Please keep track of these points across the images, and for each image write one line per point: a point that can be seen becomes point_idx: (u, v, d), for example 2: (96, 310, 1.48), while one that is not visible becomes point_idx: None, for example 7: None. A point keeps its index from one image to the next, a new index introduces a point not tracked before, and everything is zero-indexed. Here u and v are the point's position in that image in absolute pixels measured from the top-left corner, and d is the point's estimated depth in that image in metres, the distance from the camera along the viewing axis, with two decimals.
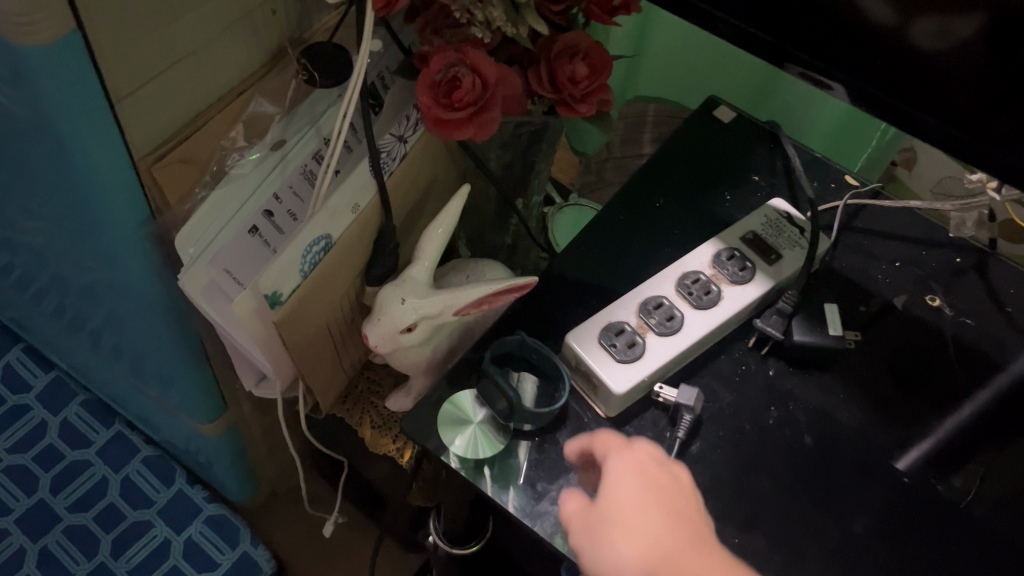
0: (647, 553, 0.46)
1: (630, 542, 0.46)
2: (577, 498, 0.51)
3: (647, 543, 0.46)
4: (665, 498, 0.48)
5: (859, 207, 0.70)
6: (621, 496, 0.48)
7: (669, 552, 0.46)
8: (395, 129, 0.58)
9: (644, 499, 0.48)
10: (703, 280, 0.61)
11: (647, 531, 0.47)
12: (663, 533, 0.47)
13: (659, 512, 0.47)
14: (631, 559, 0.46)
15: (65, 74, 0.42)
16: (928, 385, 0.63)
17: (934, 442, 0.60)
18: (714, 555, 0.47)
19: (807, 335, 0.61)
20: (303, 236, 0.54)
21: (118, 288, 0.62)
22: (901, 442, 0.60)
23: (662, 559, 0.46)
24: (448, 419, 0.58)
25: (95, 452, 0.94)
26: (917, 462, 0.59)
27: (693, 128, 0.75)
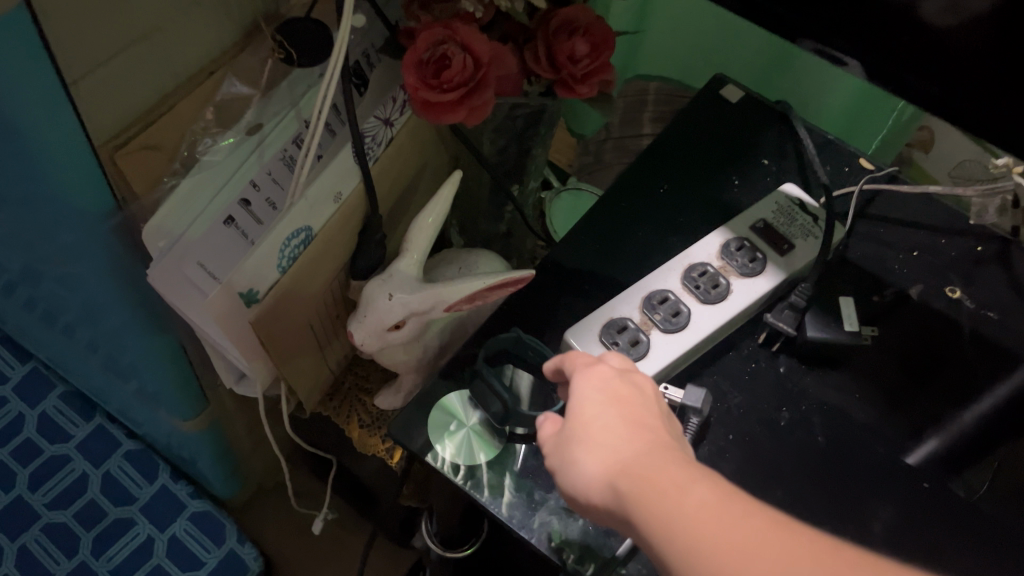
0: (615, 468, 0.37)
1: (594, 455, 0.38)
2: (552, 419, 0.44)
3: (613, 454, 0.38)
4: (635, 408, 0.40)
5: (874, 192, 0.67)
6: (584, 408, 0.41)
7: (639, 465, 0.36)
8: (379, 111, 0.54)
9: (607, 412, 0.40)
10: (711, 272, 0.58)
11: (614, 442, 0.38)
12: (634, 448, 0.38)
13: (623, 413, 0.40)
14: (598, 475, 0.38)
15: (11, 52, 0.38)
16: (943, 381, 0.59)
17: (945, 437, 0.57)
18: (710, 487, 0.34)
19: (821, 331, 0.57)
20: (281, 228, 0.50)
21: (85, 283, 0.58)
22: (913, 438, 0.56)
23: (641, 495, 0.35)
24: (438, 421, 0.55)
25: (74, 446, 0.90)
26: (928, 460, 0.56)
27: (699, 108, 0.71)
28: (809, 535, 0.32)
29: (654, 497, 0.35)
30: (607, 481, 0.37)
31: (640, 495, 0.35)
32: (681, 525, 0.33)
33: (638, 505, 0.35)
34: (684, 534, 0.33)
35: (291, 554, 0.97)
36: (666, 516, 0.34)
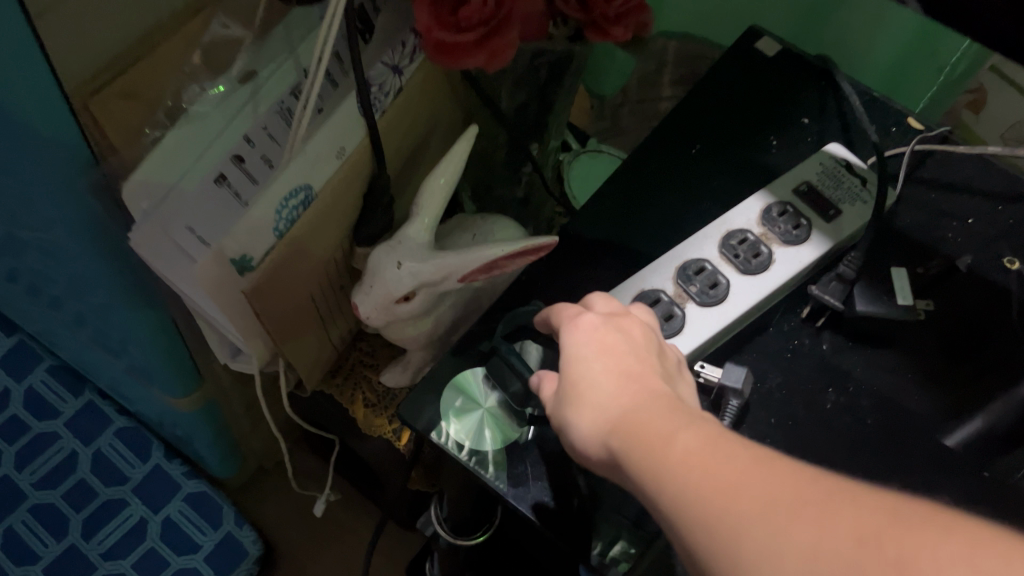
0: (605, 422, 0.35)
1: (585, 411, 0.36)
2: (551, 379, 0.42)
3: (603, 410, 0.35)
4: (627, 358, 0.38)
5: (926, 153, 0.61)
6: (573, 363, 0.38)
7: (628, 416, 0.34)
8: (387, 57, 0.48)
9: (594, 363, 0.38)
10: (751, 239, 0.52)
11: (604, 396, 0.36)
12: (624, 401, 0.35)
13: (613, 366, 0.37)
14: (590, 432, 0.35)
15: None
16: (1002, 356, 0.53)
17: (991, 416, 0.50)
18: (698, 432, 0.31)
19: (871, 305, 0.52)
20: (277, 188, 0.45)
21: (64, 251, 0.53)
22: (953, 418, 0.51)
23: (628, 447, 0.33)
24: (449, 402, 0.51)
25: (63, 424, 0.86)
26: (976, 436, 0.50)
27: (732, 62, 0.65)
28: (801, 469, 0.28)
29: (642, 446, 0.32)
30: (600, 437, 0.35)
31: (628, 447, 0.33)
32: (667, 473, 0.30)
33: (628, 457, 0.32)
34: (669, 481, 0.30)
35: (291, 536, 0.93)
36: (652, 465, 0.31)
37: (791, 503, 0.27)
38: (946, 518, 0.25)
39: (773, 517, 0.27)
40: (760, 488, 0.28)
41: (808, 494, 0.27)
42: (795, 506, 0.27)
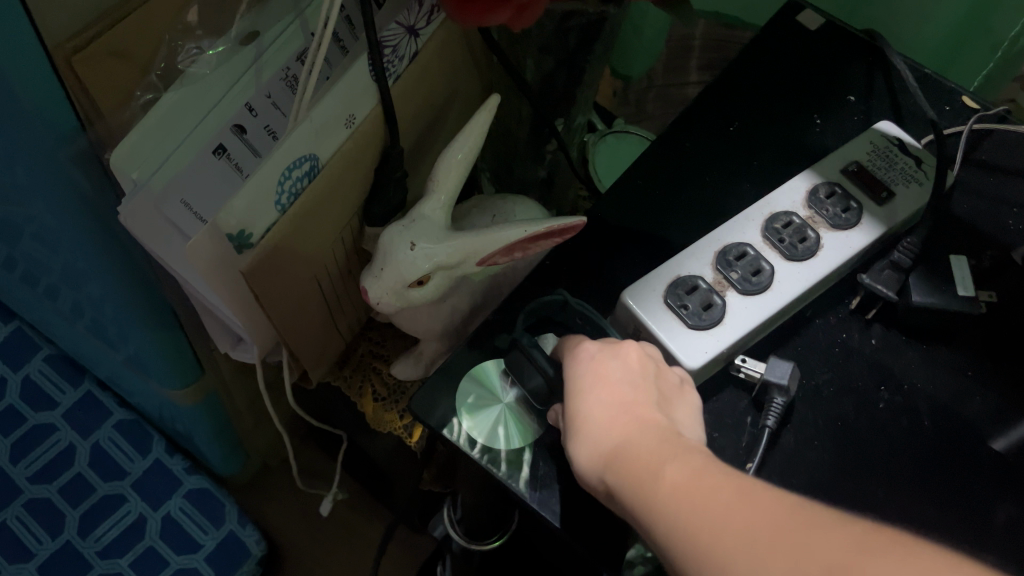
0: (602, 455, 0.35)
1: (581, 444, 0.36)
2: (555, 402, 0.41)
3: (598, 443, 0.35)
4: (621, 385, 0.37)
5: (984, 133, 0.56)
6: (571, 392, 0.38)
7: (624, 451, 0.34)
8: (403, 17, 0.44)
9: (590, 393, 0.37)
10: (797, 223, 0.48)
11: (599, 428, 0.36)
12: (618, 434, 0.35)
13: (610, 395, 0.37)
14: (587, 466, 0.35)
15: None
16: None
17: None
18: (688, 468, 0.32)
19: (929, 296, 0.48)
20: (279, 158, 0.41)
21: (50, 229, 0.49)
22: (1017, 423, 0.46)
23: (624, 484, 0.33)
24: (462, 397, 0.46)
25: (60, 415, 0.82)
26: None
27: (773, 35, 0.61)
28: (780, 498, 0.30)
29: (636, 483, 0.33)
30: (597, 470, 0.35)
31: (625, 483, 0.33)
32: (660, 510, 0.31)
33: (626, 492, 0.33)
34: (664, 519, 0.31)
35: (295, 536, 0.89)
36: (646, 503, 0.32)
37: (766, 543, 0.28)
38: (908, 547, 0.27)
39: (753, 557, 0.28)
40: (746, 525, 0.29)
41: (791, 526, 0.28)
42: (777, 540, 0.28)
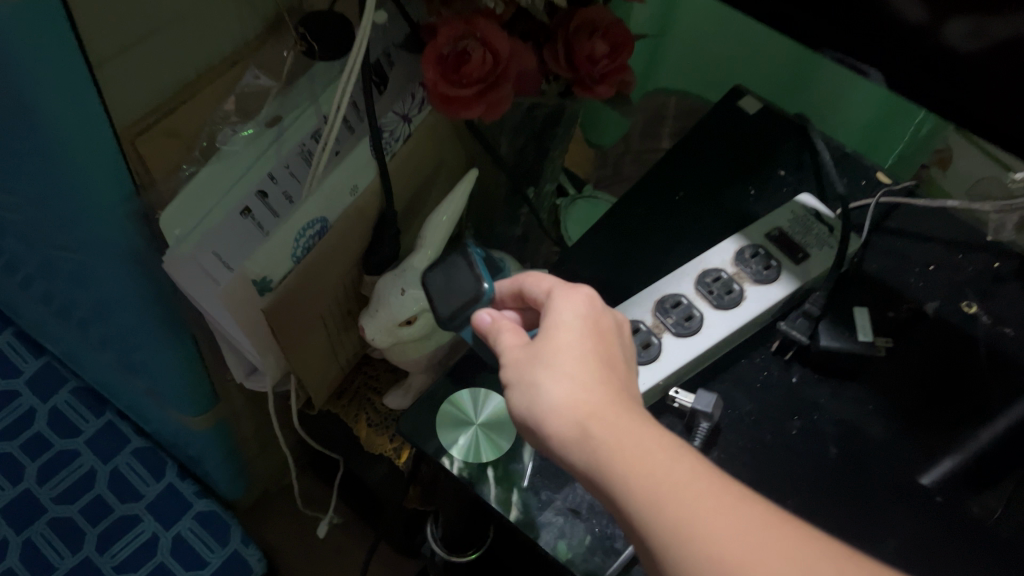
0: (586, 407, 0.36)
1: (564, 383, 0.38)
2: (511, 332, 0.42)
3: (583, 391, 0.37)
4: (607, 344, 0.40)
5: (892, 206, 0.66)
6: (559, 332, 0.40)
7: (612, 414, 0.36)
8: (398, 107, 0.54)
9: (581, 340, 0.39)
10: (725, 278, 0.57)
11: (589, 378, 0.38)
12: (605, 393, 0.37)
13: (597, 348, 0.39)
14: (563, 408, 0.37)
15: (34, 33, 0.38)
16: (970, 401, 0.58)
17: (957, 454, 0.56)
18: (694, 466, 0.34)
19: (835, 341, 0.57)
20: (296, 219, 0.51)
21: (98, 274, 0.58)
22: (931, 458, 0.55)
23: (622, 456, 0.35)
24: (466, 451, 0.54)
25: (83, 441, 0.91)
26: (948, 472, 0.55)
27: (717, 120, 0.71)
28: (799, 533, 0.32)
29: (628, 454, 0.35)
30: (575, 417, 0.36)
31: (616, 453, 0.35)
32: (667, 504, 0.33)
33: (616, 462, 0.35)
34: (669, 512, 0.32)
35: (293, 559, 0.97)
36: (646, 486, 0.33)
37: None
38: None
39: None
40: (763, 549, 0.31)
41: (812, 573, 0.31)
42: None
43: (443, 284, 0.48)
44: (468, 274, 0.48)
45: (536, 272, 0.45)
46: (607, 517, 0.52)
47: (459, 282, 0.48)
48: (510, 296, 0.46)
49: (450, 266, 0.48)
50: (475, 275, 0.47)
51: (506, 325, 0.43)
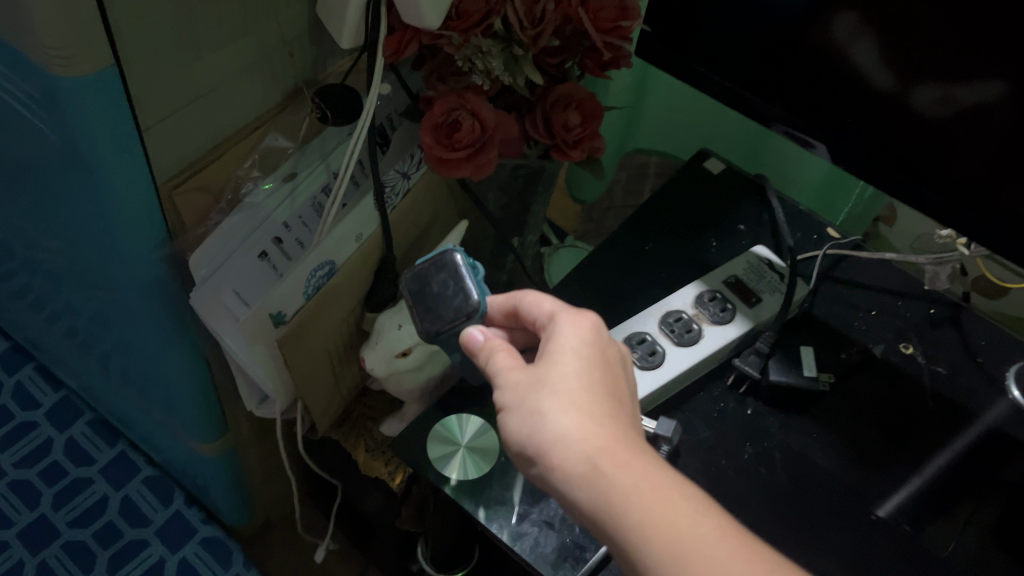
0: (593, 445, 0.42)
1: (571, 416, 0.43)
2: (508, 353, 0.48)
3: (591, 422, 0.43)
4: (603, 374, 0.46)
5: (838, 258, 0.75)
6: (566, 364, 0.46)
7: (619, 449, 0.42)
8: (398, 166, 0.63)
9: (581, 371, 0.46)
10: (685, 318, 0.65)
11: (596, 409, 0.44)
12: (607, 431, 0.43)
13: (596, 380, 0.45)
14: (576, 437, 0.43)
15: (99, 105, 0.46)
16: (916, 435, 0.65)
17: (908, 489, 0.62)
18: (711, 522, 0.41)
19: (783, 375, 0.65)
20: (308, 263, 0.58)
21: (128, 309, 0.65)
22: (885, 493, 0.62)
23: (641, 504, 0.40)
24: (459, 469, 0.61)
25: (97, 470, 0.97)
26: (891, 500, 0.61)
27: (684, 179, 0.79)
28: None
29: (647, 497, 0.41)
30: (584, 453, 0.42)
31: (630, 497, 0.41)
32: (693, 560, 0.39)
33: (630, 507, 0.41)
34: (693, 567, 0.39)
35: None
36: (667, 538, 0.40)
37: None
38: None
39: None
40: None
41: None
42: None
43: (432, 299, 0.51)
44: (460, 291, 0.51)
45: (532, 291, 0.52)
46: (577, 529, 0.59)
47: (449, 299, 0.51)
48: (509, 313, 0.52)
49: (442, 280, 0.52)
50: (468, 293, 0.51)
51: (501, 346, 0.49)
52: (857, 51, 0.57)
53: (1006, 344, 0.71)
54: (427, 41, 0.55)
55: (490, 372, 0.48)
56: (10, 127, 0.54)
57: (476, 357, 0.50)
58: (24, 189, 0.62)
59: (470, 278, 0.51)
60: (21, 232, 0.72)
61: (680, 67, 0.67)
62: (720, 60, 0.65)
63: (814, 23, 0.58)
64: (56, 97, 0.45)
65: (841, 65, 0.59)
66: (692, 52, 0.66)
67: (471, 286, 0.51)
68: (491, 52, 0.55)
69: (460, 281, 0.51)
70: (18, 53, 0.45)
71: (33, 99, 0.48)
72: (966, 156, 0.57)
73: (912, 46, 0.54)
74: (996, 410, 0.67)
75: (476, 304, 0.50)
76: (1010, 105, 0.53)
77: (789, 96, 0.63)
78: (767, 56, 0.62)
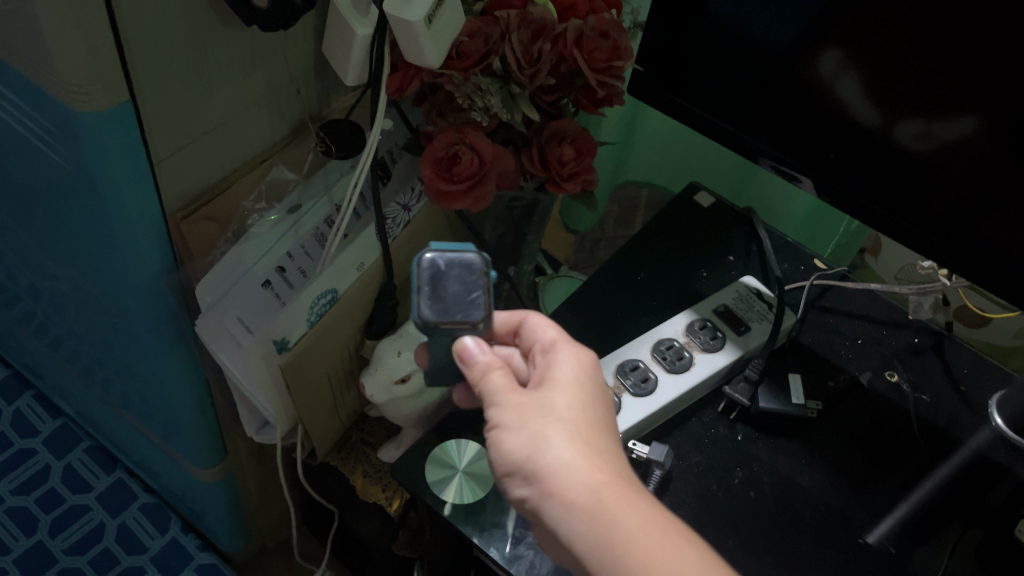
0: (596, 478, 0.43)
1: (575, 447, 0.44)
2: (504, 372, 0.47)
3: (595, 455, 0.44)
4: (603, 410, 0.47)
5: (825, 287, 0.77)
6: (570, 395, 0.46)
7: (623, 484, 0.43)
8: (400, 198, 0.65)
9: (586, 405, 0.46)
10: (677, 346, 0.67)
11: (599, 444, 0.45)
12: (607, 466, 0.44)
13: (598, 415, 0.46)
14: (581, 468, 0.43)
15: (114, 138, 0.48)
16: (901, 463, 0.67)
17: (896, 518, 0.63)
18: (707, 566, 0.42)
19: (771, 403, 0.66)
20: (311, 291, 0.60)
21: (133, 336, 0.67)
22: (872, 520, 0.63)
23: (645, 543, 0.41)
24: (456, 493, 0.62)
25: (94, 496, 0.98)
26: (880, 525, 0.63)
27: (676, 210, 0.82)
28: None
29: (651, 537, 0.42)
30: (588, 484, 0.43)
31: (631, 535, 0.41)
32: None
33: (631, 545, 0.41)
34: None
35: None
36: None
37: None
38: None
39: None
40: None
41: None
42: None
43: (442, 293, 0.46)
44: (472, 298, 0.47)
45: (537, 313, 0.53)
46: None
47: (459, 301, 0.46)
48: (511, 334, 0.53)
49: (461, 281, 0.46)
50: (480, 307, 0.47)
51: (498, 363, 0.48)
52: (841, 88, 0.60)
53: (987, 373, 0.73)
54: (428, 79, 0.58)
55: (484, 389, 0.47)
56: (26, 157, 0.56)
57: (467, 369, 0.48)
58: (35, 218, 0.64)
59: (488, 291, 0.47)
60: (30, 260, 0.73)
61: (671, 104, 0.69)
62: (707, 96, 0.67)
63: (801, 62, 0.60)
64: (74, 130, 0.47)
65: (826, 101, 0.61)
66: (680, 90, 0.68)
67: (484, 298, 0.47)
68: (490, 90, 0.57)
69: (478, 286, 0.47)
70: (38, 88, 0.47)
71: (50, 131, 0.50)
72: (946, 189, 0.59)
73: (893, 82, 0.57)
74: (978, 436, 0.69)
75: (481, 319, 0.47)
76: (985, 136, 0.55)
77: (775, 132, 0.65)
78: (755, 93, 0.65)
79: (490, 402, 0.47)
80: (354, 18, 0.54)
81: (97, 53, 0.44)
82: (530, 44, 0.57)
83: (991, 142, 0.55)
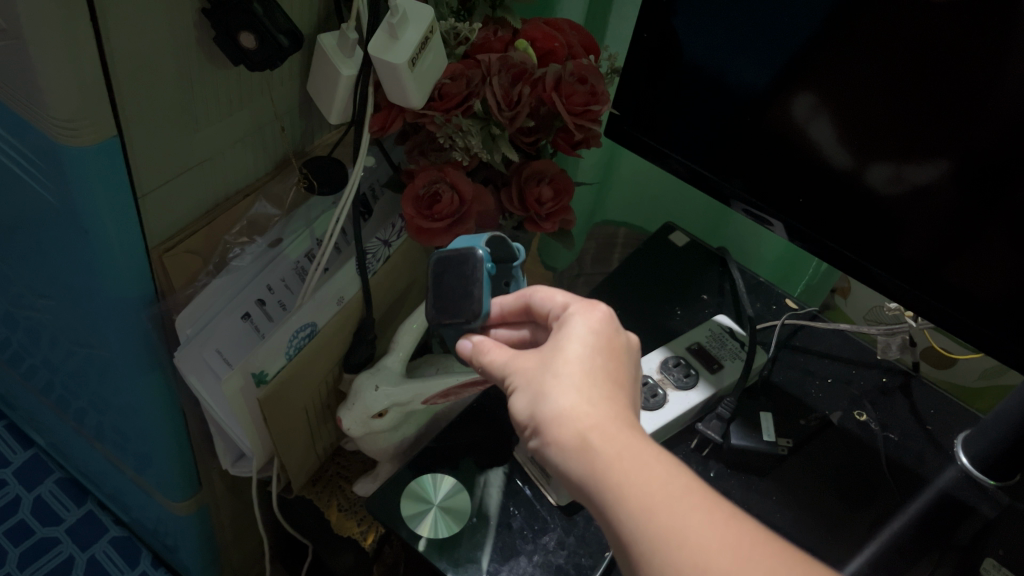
0: (587, 423, 0.43)
1: (573, 394, 0.44)
2: (498, 348, 0.50)
3: (589, 403, 0.44)
4: (608, 361, 0.47)
5: (796, 326, 0.80)
6: (573, 344, 0.47)
7: (606, 427, 0.43)
8: (381, 234, 0.67)
9: (591, 358, 0.46)
10: (650, 384, 0.68)
11: (596, 389, 0.45)
12: (603, 410, 0.44)
13: (602, 367, 0.46)
14: (572, 414, 0.44)
15: (100, 172, 0.48)
16: (869, 492, 0.68)
17: (867, 558, 0.64)
18: (679, 481, 0.41)
19: (743, 439, 0.69)
20: (291, 323, 0.61)
21: (108, 368, 0.67)
22: (843, 557, 0.64)
23: (621, 468, 0.41)
24: (431, 528, 0.63)
25: (64, 529, 0.98)
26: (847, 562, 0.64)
27: (652, 250, 0.84)
28: (754, 530, 0.40)
29: (626, 464, 0.42)
30: (575, 428, 0.43)
31: (612, 464, 0.42)
32: (659, 512, 0.40)
33: (611, 471, 0.42)
34: (661, 520, 0.40)
35: None
36: (640, 494, 0.41)
37: (744, 549, 0.39)
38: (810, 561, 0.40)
39: (733, 557, 0.38)
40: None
41: (755, 540, 0.39)
42: (744, 550, 0.39)
43: (443, 286, 0.53)
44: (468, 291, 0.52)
45: (542, 288, 0.52)
46: None
47: (457, 299, 0.53)
48: (517, 308, 0.53)
49: (462, 274, 0.53)
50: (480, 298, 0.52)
51: (494, 344, 0.51)
52: (815, 133, 0.62)
53: (952, 413, 0.75)
54: (412, 119, 0.60)
55: (491, 368, 0.50)
56: (8, 189, 0.57)
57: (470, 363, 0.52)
58: (16, 251, 0.65)
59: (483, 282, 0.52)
60: (9, 292, 0.74)
61: (646, 146, 0.72)
62: (679, 138, 0.70)
63: (778, 102, 0.62)
64: (61, 164, 0.48)
65: (799, 144, 0.63)
66: (655, 133, 0.71)
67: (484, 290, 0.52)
68: (471, 132, 0.59)
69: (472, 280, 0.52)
70: (26, 121, 0.48)
71: (36, 164, 0.51)
72: (918, 232, 0.61)
73: (864, 126, 0.59)
74: (945, 476, 0.70)
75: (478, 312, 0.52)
76: (952, 179, 0.57)
77: (747, 175, 0.67)
78: (728, 137, 0.67)
79: (496, 372, 0.50)
80: (340, 59, 0.55)
81: (86, 89, 0.45)
82: (511, 87, 0.59)
83: (959, 184, 0.57)
